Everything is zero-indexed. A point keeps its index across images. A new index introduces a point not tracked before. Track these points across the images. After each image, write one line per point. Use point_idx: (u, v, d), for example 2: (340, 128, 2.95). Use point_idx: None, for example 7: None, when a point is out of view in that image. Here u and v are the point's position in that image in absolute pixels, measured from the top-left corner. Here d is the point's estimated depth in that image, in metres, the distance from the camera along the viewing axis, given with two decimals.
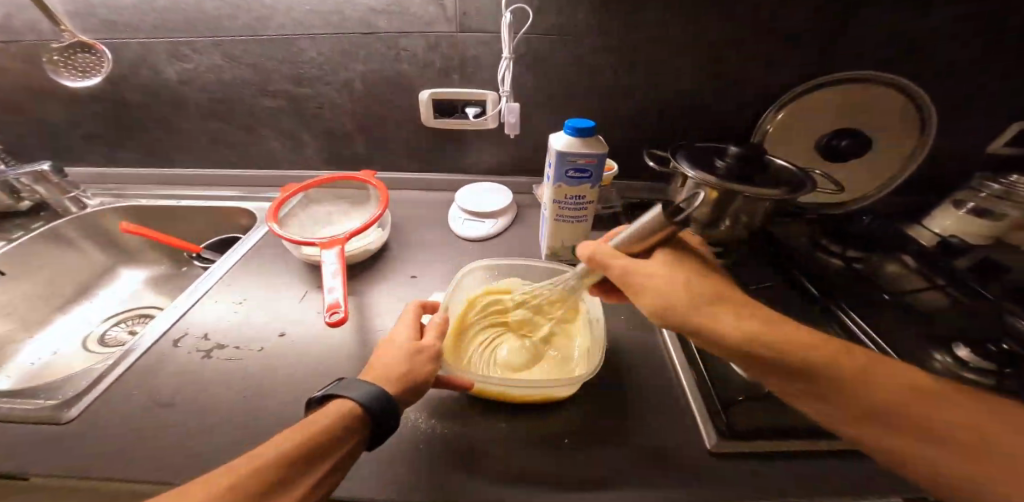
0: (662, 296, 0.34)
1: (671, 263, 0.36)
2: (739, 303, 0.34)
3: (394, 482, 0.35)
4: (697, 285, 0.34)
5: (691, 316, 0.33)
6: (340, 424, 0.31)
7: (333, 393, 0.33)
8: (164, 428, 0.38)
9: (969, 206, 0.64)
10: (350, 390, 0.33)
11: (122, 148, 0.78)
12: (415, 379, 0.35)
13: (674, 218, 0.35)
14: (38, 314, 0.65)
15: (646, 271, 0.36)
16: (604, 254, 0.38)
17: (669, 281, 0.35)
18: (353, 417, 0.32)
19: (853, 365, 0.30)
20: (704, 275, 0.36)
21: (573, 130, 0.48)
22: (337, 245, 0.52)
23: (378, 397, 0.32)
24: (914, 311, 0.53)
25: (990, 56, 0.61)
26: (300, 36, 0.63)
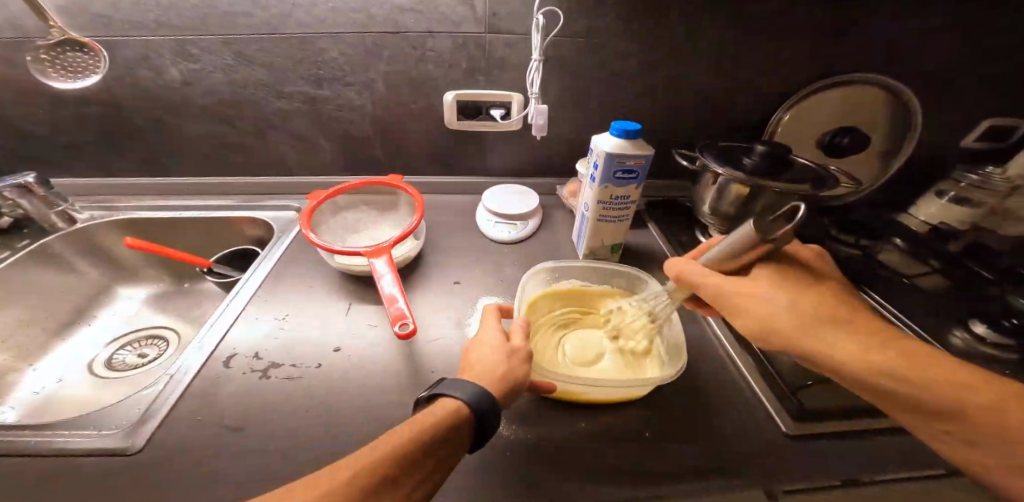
0: (757, 317, 0.36)
1: (772, 279, 0.36)
2: (841, 319, 0.35)
3: (494, 489, 0.36)
4: (801, 305, 0.35)
5: (795, 341, 0.35)
6: (444, 426, 0.30)
7: (437, 393, 0.32)
8: (242, 453, 0.36)
9: (950, 195, 0.71)
10: (453, 388, 0.32)
11: (112, 157, 0.71)
12: (513, 380, 0.35)
13: (770, 237, 0.33)
14: (33, 341, 0.59)
15: (734, 290, 0.37)
16: (695, 273, 0.39)
17: (772, 305, 0.35)
18: (459, 418, 0.31)
19: (941, 383, 0.31)
20: (808, 291, 0.36)
21: (622, 132, 0.49)
22: (385, 254, 0.51)
23: (483, 397, 0.32)
24: (924, 293, 0.58)
25: (972, 58, 0.68)
26: (321, 35, 0.61)
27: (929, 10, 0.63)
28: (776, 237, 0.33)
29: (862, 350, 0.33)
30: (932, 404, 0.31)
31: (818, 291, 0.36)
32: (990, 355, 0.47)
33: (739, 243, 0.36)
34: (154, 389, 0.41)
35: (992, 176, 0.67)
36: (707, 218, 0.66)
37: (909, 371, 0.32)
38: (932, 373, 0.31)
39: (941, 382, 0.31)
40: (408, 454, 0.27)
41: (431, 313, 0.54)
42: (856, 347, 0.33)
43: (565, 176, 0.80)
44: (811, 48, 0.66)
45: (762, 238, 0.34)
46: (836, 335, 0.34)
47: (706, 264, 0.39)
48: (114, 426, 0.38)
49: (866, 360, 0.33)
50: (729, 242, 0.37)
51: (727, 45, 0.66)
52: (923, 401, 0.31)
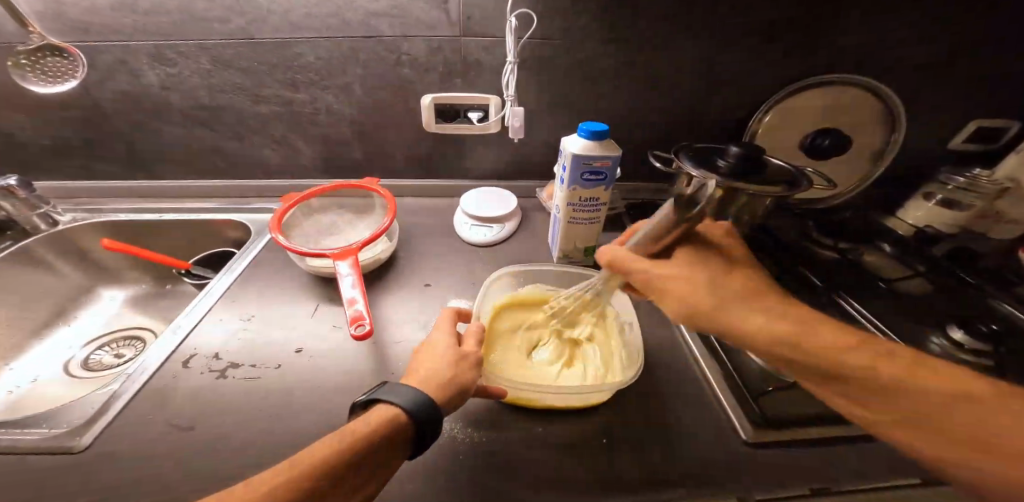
0: (685, 302, 0.35)
1: (693, 262, 0.37)
2: (761, 296, 0.35)
3: (442, 494, 0.35)
4: (718, 283, 0.35)
5: (715, 317, 0.34)
6: (378, 435, 0.29)
7: (377, 397, 0.32)
8: (190, 452, 0.36)
9: (938, 198, 0.70)
10: (392, 394, 0.32)
11: (96, 159, 0.72)
12: (460, 385, 0.34)
13: (691, 207, 0.37)
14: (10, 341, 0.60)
15: (651, 272, 0.37)
16: (624, 257, 0.39)
17: (689, 283, 0.35)
18: (395, 425, 0.30)
19: (849, 353, 0.31)
20: (730, 273, 0.36)
21: (589, 133, 0.49)
22: (352, 255, 0.51)
23: (423, 403, 0.32)
24: (904, 297, 0.57)
25: (957, 59, 0.66)
26: (297, 40, 0.61)
27: (912, 10, 0.62)
28: (695, 207, 0.37)
29: (780, 324, 0.33)
30: (845, 375, 0.30)
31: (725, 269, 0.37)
32: (966, 361, 0.46)
33: (664, 219, 0.39)
34: (110, 388, 0.41)
35: (977, 177, 0.67)
36: None
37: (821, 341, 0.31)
38: (852, 347, 0.31)
39: (863, 361, 0.30)
40: (335, 467, 0.27)
41: (398, 316, 0.54)
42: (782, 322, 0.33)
43: (546, 179, 0.80)
44: (789, 51, 0.66)
45: (683, 212, 0.37)
46: (752, 313, 0.33)
47: (633, 247, 0.42)
48: (66, 424, 0.38)
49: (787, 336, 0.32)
50: (655, 219, 0.40)
51: (703, 47, 0.65)
52: (832, 363, 0.31)
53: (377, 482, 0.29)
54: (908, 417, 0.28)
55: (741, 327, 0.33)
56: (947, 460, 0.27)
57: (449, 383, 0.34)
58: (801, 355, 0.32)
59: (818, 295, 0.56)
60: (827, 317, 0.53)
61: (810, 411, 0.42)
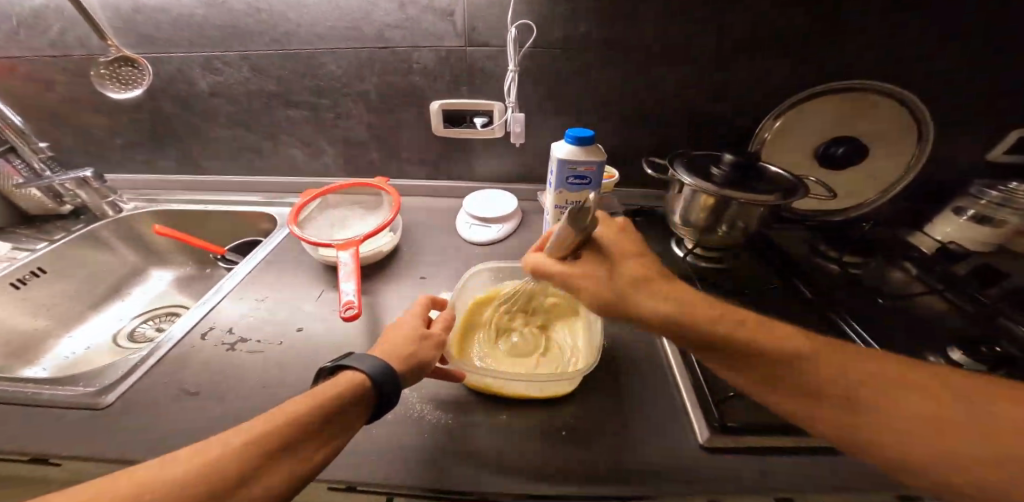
0: (594, 299, 0.37)
1: (595, 264, 0.38)
2: (674, 287, 0.36)
3: (402, 465, 0.39)
4: (619, 275, 0.36)
5: (631, 308, 0.36)
6: (348, 395, 0.33)
7: (344, 364, 0.36)
8: (195, 412, 0.42)
9: (969, 214, 0.66)
10: (357, 362, 0.36)
11: (156, 156, 0.83)
12: (418, 361, 0.38)
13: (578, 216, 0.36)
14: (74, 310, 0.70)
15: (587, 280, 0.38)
16: (539, 265, 0.40)
17: (597, 283, 0.37)
18: (360, 388, 0.34)
19: (803, 353, 0.31)
20: (632, 265, 0.37)
21: (574, 139, 0.51)
22: (353, 246, 0.56)
23: (384, 371, 0.35)
24: (909, 316, 0.54)
25: (992, 65, 0.62)
26: (321, 51, 0.68)
27: (936, 14, 0.59)
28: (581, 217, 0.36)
29: (715, 309, 0.34)
30: (789, 368, 0.31)
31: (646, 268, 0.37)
32: None
33: (561, 227, 0.38)
34: (139, 355, 0.48)
35: (1015, 192, 0.60)
36: (680, 229, 0.65)
37: (750, 336, 0.33)
38: (791, 340, 0.32)
39: (792, 349, 0.32)
40: (311, 418, 0.31)
41: (391, 304, 0.58)
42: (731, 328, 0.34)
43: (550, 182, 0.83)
44: (797, 57, 0.65)
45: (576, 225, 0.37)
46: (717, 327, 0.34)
47: (549, 254, 0.40)
48: (100, 383, 0.45)
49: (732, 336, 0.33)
50: (557, 227, 0.38)
51: (707, 55, 0.65)
52: (774, 358, 0.32)
53: (345, 438, 0.32)
54: (820, 400, 0.30)
55: (728, 333, 0.33)
56: (941, 467, 0.26)
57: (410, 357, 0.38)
58: (736, 347, 0.33)
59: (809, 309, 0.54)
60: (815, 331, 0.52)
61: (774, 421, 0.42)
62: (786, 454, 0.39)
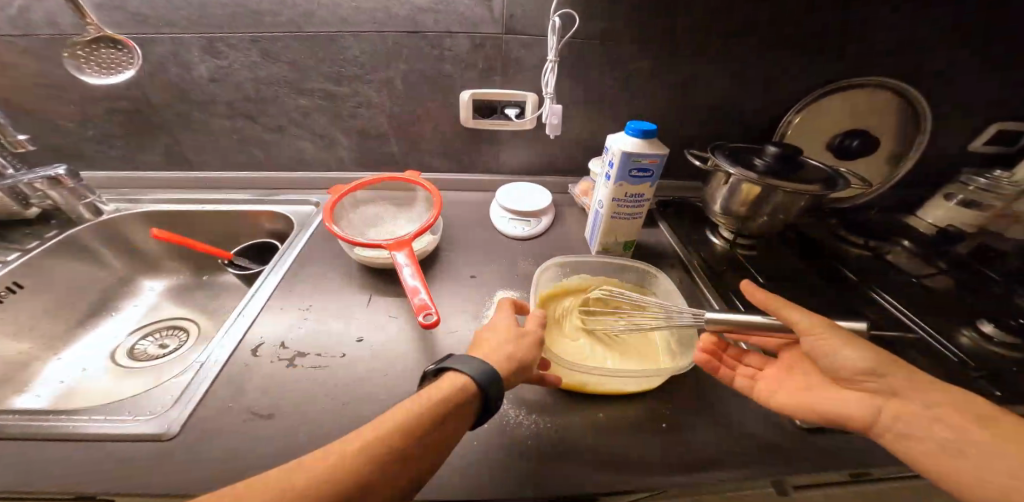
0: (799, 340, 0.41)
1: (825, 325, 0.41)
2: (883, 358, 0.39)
3: (517, 473, 0.37)
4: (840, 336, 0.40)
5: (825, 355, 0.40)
6: (450, 403, 0.33)
7: (445, 367, 0.35)
8: (275, 436, 0.38)
9: (959, 198, 0.74)
10: (459, 366, 0.35)
11: (138, 150, 0.73)
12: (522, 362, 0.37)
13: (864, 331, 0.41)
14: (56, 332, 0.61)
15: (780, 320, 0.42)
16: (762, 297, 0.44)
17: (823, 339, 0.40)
18: (459, 395, 0.33)
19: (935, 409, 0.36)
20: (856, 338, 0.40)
21: (638, 131, 0.51)
22: (407, 247, 0.53)
23: (489, 375, 0.34)
24: (933, 293, 0.59)
25: (987, 64, 0.68)
26: (343, 34, 0.62)
27: (946, 15, 0.64)
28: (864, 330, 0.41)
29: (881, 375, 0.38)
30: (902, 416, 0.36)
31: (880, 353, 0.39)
32: (997, 354, 0.49)
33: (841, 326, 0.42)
34: (186, 377, 0.43)
35: (999, 179, 0.69)
36: (718, 218, 0.68)
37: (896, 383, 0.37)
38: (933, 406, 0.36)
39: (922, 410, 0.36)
40: (409, 428, 0.30)
41: (447, 307, 0.55)
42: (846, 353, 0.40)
43: (576, 174, 0.82)
44: (822, 54, 0.68)
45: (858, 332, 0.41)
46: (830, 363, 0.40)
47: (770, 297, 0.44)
48: (150, 412, 0.39)
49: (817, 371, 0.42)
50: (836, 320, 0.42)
51: (741, 50, 0.67)
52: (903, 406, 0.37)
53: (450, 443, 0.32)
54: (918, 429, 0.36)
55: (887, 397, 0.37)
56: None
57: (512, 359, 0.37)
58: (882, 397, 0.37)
59: (851, 293, 0.58)
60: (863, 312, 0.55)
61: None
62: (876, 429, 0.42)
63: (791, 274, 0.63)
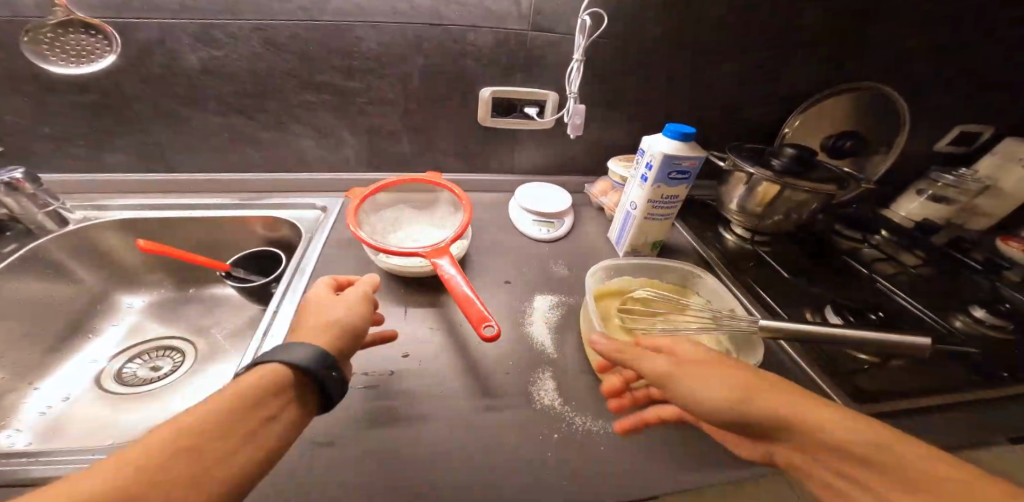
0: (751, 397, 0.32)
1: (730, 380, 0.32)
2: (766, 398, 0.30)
3: (598, 480, 0.39)
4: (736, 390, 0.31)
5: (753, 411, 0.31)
6: (264, 390, 0.30)
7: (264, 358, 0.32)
8: (348, 466, 0.38)
9: (929, 193, 0.80)
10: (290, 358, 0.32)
11: (106, 149, 0.64)
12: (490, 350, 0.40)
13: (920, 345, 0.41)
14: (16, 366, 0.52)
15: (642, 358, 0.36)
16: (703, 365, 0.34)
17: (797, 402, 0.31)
18: (282, 379, 0.32)
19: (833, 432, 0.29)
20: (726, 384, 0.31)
21: (678, 134, 0.51)
22: (446, 254, 0.50)
23: (317, 360, 0.33)
24: (926, 281, 0.66)
25: (957, 73, 0.75)
26: (359, 24, 0.58)
27: (926, 26, 0.70)
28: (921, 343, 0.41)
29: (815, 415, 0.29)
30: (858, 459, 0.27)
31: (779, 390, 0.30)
32: (990, 334, 0.55)
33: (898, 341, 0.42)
34: None
35: (965, 177, 0.76)
36: (732, 215, 0.70)
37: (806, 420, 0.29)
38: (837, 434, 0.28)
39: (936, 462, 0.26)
40: (231, 412, 0.28)
41: None
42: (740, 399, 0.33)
43: (588, 174, 0.82)
44: (819, 61, 0.72)
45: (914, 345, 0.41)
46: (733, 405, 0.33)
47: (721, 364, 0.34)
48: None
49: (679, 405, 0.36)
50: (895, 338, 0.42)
51: (750, 54, 0.70)
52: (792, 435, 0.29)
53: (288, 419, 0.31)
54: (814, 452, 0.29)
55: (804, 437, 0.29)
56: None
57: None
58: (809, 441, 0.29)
59: (861, 283, 0.62)
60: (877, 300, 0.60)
61: (892, 382, 0.45)
62: (916, 413, 0.43)
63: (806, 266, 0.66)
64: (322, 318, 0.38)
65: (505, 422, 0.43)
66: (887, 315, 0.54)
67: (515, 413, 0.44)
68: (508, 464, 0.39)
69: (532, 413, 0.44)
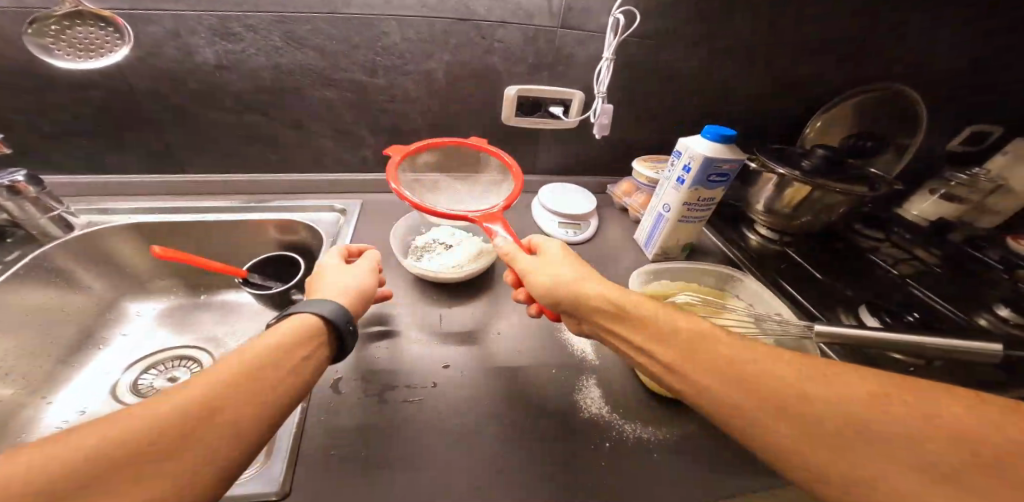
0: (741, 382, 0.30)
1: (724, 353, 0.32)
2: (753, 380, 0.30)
3: (654, 489, 0.38)
4: (731, 362, 0.31)
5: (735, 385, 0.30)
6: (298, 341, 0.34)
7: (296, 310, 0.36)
8: (399, 482, 0.37)
9: (942, 193, 0.79)
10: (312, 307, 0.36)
11: (110, 149, 0.60)
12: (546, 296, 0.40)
13: (988, 356, 0.39)
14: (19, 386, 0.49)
15: (672, 324, 0.35)
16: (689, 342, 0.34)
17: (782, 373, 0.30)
18: (313, 328, 0.35)
19: (833, 404, 0.28)
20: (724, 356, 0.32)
21: (718, 137, 0.50)
22: (498, 220, 0.48)
23: (340, 313, 0.37)
24: (947, 278, 0.67)
25: (978, 72, 0.76)
26: (385, 18, 0.55)
27: (949, 26, 0.70)
28: (988, 352, 0.39)
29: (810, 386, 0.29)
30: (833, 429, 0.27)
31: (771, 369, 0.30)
32: (1015, 333, 0.56)
33: (968, 349, 0.39)
34: None
35: (978, 176, 0.76)
36: (758, 215, 0.70)
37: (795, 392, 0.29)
38: (819, 402, 0.28)
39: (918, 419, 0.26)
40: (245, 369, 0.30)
41: (522, 323, 0.53)
42: (779, 367, 0.30)
43: (609, 173, 0.81)
44: (843, 60, 0.72)
45: (982, 354, 0.39)
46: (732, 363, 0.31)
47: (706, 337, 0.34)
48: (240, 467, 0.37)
49: (704, 388, 0.31)
50: (965, 342, 0.40)
51: (776, 52, 0.69)
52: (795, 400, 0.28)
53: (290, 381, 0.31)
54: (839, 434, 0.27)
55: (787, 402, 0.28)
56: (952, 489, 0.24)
57: (555, 291, 0.39)
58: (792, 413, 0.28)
59: (886, 284, 0.63)
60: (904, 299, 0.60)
61: (934, 385, 0.46)
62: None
63: (829, 265, 0.66)
64: (335, 284, 0.42)
65: (555, 432, 0.42)
66: (921, 316, 0.55)
67: (563, 421, 0.43)
68: (563, 474, 0.38)
69: (580, 421, 0.43)
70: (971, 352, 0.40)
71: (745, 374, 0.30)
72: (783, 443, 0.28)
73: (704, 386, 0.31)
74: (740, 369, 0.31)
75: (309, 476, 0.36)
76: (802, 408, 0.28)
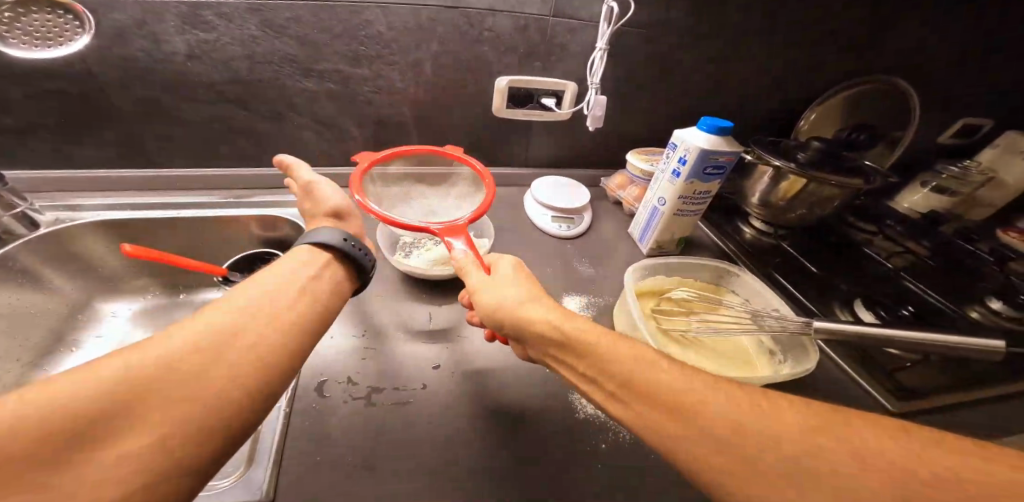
0: (698, 423, 0.27)
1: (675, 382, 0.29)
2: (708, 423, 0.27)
3: (648, 487, 0.37)
4: (683, 399, 0.28)
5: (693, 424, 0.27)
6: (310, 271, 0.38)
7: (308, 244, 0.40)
8: (387, 490, 0.35)
9: (933, 185, 0.79)
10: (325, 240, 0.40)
11: (78, 143, 0.57)
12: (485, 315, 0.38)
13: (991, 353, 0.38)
14: None
15: (612, 353, 0.32)
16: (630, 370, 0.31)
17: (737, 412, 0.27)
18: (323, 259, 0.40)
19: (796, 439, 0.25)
20: (674, 391, 0.29)
21: (715, 128, 0.49)
22: (461, 233, 0.45)
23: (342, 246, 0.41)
24: (940, 271, 0.66)
25: (971, 64, 0.75)
26: (368, 6, 0.53)
27: (943, 17, 0.69)
28: (993, 348, 0.38)
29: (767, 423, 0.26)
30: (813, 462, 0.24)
31: (723, 405, 0.27)
32: (1007, 325, 0.56)
33: (972, 345, 0.38)
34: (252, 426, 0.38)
35: (968, 169, 0.76)
36: (752, 208, 0.70)
37: (753, 431, 0.26)
38: (780, 440, 0.25)
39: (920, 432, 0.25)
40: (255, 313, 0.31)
41: None
42: (721, 397, 0.28)
43: (602, 166, 0.80)
44: (837, 52, 0.71)
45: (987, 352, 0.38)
46: (683, 399, 0.28)
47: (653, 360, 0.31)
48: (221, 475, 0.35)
49: (649, 421, 0.29)
50: (969, 339, 0.38)
51: (770, 43, 0.68)
52: (756, 443, 0.25)
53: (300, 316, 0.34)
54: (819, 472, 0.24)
55: (748, 443, 0.26)
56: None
57: (501, 309, 0.36)
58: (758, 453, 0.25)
59: (879, 278, 0.63)
60: (899, 292, 0.60)
61: (928, 380, 0.45)
62: (953, 408, 0.43)
63: (823, 258, 0.66)
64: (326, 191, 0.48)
65: (548, 432, 0.41)
66: (916, 310, 0.55)
67: (558, 422, 0.42)
68: (557, 478, 0.37)
69: (574, 421, 0.42)
70: (972, 348, 0.39)
71: (688, 407, 0.28)
72: (730, 487, 0.25)
73: (652, 423, 0.29)
74: (687, 404, 0.28)
75: (296, 485, 0.35)
76: (745, 444, 0.26)
